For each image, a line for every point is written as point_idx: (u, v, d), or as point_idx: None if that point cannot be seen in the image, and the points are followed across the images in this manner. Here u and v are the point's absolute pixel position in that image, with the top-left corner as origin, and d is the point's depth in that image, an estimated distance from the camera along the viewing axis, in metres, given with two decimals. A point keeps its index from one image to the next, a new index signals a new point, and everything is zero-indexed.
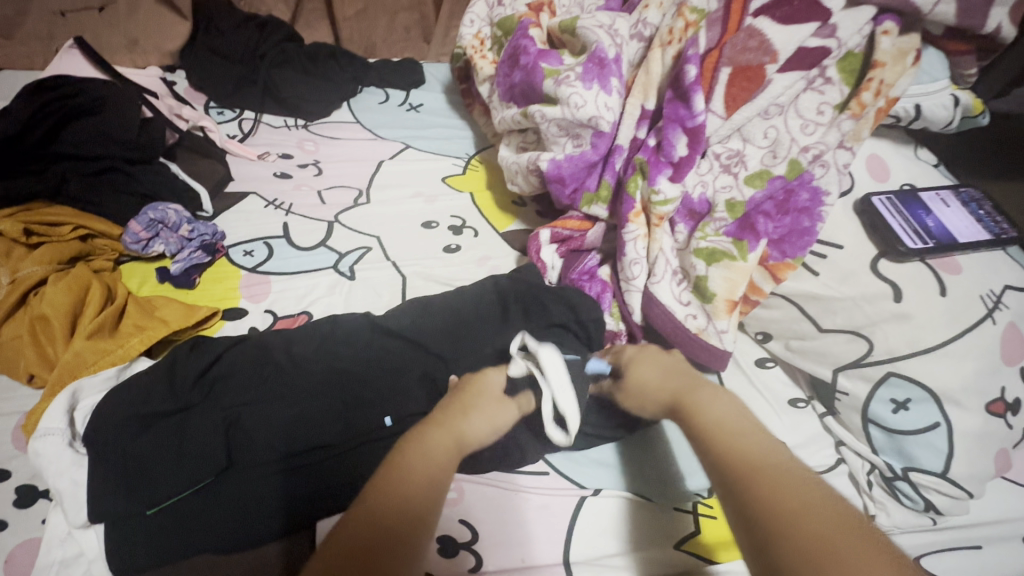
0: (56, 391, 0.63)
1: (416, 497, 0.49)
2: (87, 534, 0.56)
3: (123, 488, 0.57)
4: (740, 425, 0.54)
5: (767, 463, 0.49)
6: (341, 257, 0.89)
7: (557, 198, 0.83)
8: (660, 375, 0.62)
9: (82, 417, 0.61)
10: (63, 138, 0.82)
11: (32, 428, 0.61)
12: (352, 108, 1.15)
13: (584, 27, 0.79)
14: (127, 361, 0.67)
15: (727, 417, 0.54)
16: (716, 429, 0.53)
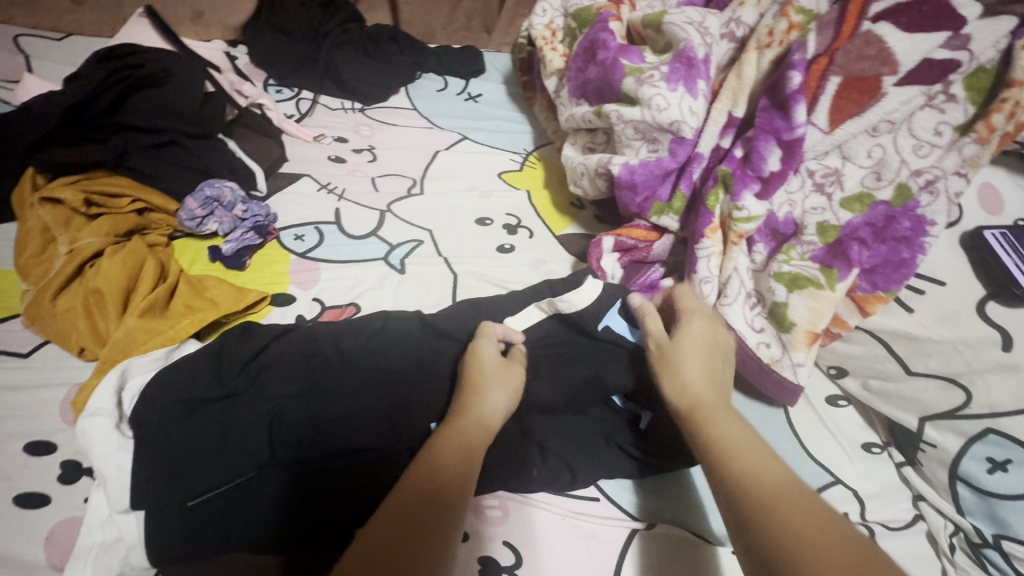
0: (107, 368, 0.62)
1: (435, 494, 0.47)
2: (126, 519, 0.54)
3: (166, 477, 0.55)
4: (750, 449, 0.48)
5: (781, 493, 0.43)
6: (392, 249, 0.87)
7: (624, 205, 0.77)
8: (683, 370, 0.56)
9: (130, 398, 0.60)
10: (126, 107, 0.80)
11: (83, 406, 0.60)
12: (410, 94, 1.12)
13: (671, 23, 0.73)
14: (177, 342, 0.66)
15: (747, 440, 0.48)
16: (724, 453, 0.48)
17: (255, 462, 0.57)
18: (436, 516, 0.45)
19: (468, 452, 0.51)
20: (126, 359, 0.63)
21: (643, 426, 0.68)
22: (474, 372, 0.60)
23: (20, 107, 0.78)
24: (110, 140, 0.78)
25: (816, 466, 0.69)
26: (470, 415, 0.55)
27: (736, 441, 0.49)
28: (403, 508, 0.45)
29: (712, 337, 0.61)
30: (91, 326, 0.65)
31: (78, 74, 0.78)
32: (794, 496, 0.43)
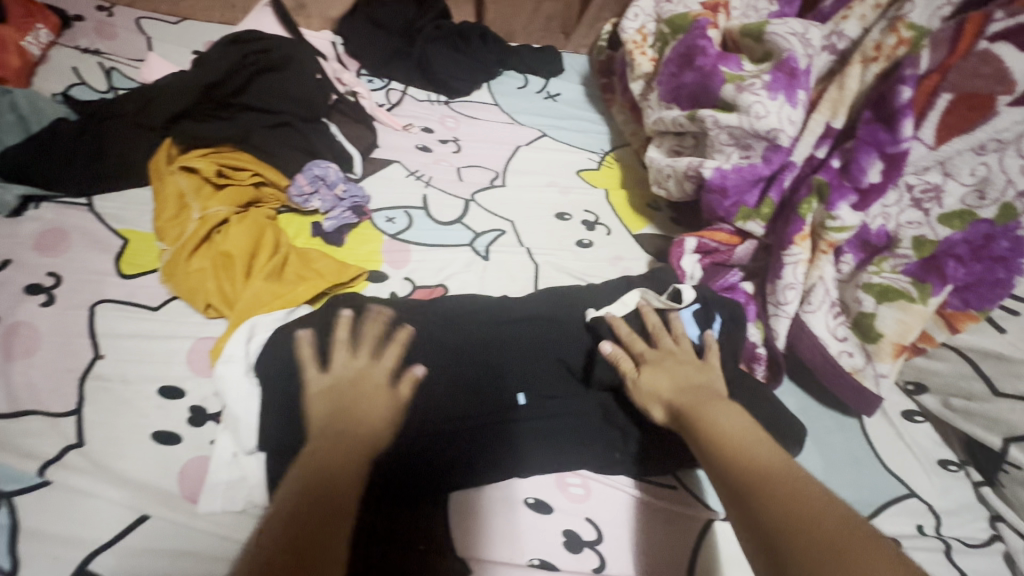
0: (235, 323, 0.69)
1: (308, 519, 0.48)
2: (250, 460, 0.60)
3: (284, 422, 0.61)
4: (759, 443, 0.52)
5: (775, 478, 0.48)
6: (477, 236, 0.91)
7: (711, 207, 0.79)
8: (664, 380, 0.62)
9: (257, 350, 0.66)
10: (253, 90, 0.88)
11: (218, 353, 0.68)
12: (492, 90, 1.17)
13: (774, 33, 0.74)
14: (292, 306, 0.71)
15: (738, 431, 0.54)
16: (723, 447, 0.52)
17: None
18: (319, 538, 0.47)
19: (339, 456, 0.53)
20: (249, 318, 0.69)
21: None
22: (357, 390, 0.60)
23: (164, 84, 0.88)
24: (237, 119, 0.86)
25: (891, 478, 0.69)
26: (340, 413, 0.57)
27: (737, 437, 0.53)
28: (306, 529, 0.47)
29: (676, 351, 0.66)
30: (218, 285, 0.72)
31: (217, 58, 0.87)
32: (787, 479, 0.48)
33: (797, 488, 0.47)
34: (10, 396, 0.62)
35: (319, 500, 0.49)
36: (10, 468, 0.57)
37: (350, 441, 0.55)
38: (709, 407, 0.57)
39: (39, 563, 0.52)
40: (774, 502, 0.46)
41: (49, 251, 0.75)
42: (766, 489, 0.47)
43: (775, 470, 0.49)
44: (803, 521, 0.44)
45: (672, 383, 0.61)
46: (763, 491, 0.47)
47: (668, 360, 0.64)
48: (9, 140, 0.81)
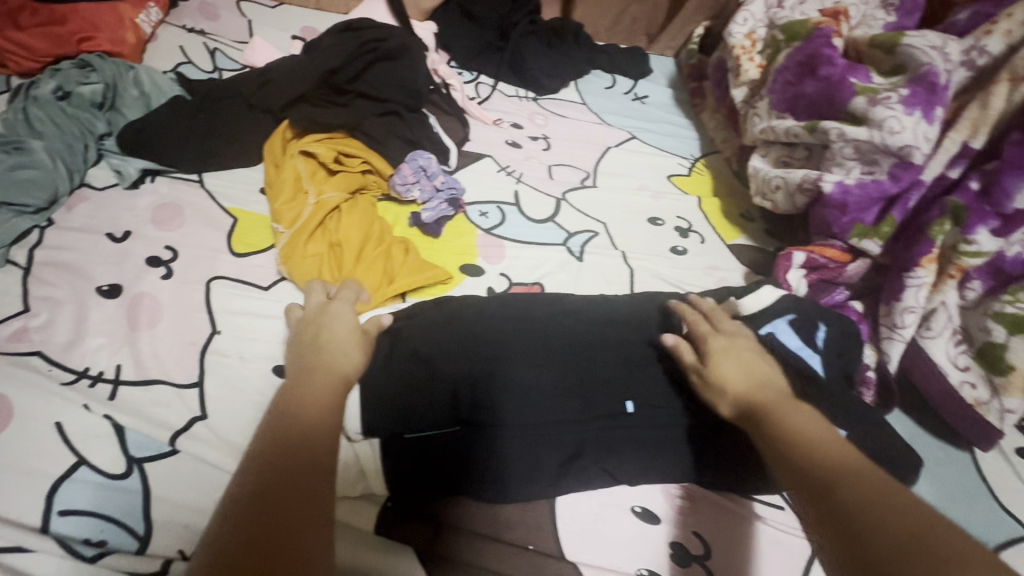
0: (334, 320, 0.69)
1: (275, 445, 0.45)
2: (362, 446, 0.60)
3: (396, 412, 0.61)
4: (840, 445, 0.47)
5: (850, 467, 0.44)
6: (570, 236, 0.90)
7: (825, 221, 0.77)
8: (731, 370, 0.57)
9: None
10: (364, 77, 0.89)
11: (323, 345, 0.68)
12: (580, 88, 1.16)
13: (911, 45, 0.71)
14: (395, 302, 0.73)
15: (814, 430, 0.49)
16: (794, 442, 0.48)
17: (454, 413, 0.62)
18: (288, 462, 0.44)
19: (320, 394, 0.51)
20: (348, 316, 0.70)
21: None
22: (321, 332, 0.59)
23: (279, 66, 0.89)
24: (349, 106, 0.88)
25: (1009, 517, 0.65)
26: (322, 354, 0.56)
27: (806, 431, 0.49)
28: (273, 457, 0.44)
29: (740, 337, 0.63)
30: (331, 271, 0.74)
31: (337, 44, 0.89)
32: (861, 468, 0.43)
33: (872, 479, 0.42)
34: (139, 365, 0.64)
35: (293, 430, 0.47)
36: (142, 435, 0.59)
37: (328, 380, 0.53)
38: (774, 400, 0.53)
39: (170, 532, 0.53)
40: (848, 492, 0.41)
41: (165, 225, 0.77)
42: (840, 477, 0.43)
43: (850, 462, 0.44)
44: (887, 523, 0.38)
45: (739, 368, 0.57)
46: (837, 480, 0.42)
47: (735, 347, 0.60)
48: (131, 116, 0.85)
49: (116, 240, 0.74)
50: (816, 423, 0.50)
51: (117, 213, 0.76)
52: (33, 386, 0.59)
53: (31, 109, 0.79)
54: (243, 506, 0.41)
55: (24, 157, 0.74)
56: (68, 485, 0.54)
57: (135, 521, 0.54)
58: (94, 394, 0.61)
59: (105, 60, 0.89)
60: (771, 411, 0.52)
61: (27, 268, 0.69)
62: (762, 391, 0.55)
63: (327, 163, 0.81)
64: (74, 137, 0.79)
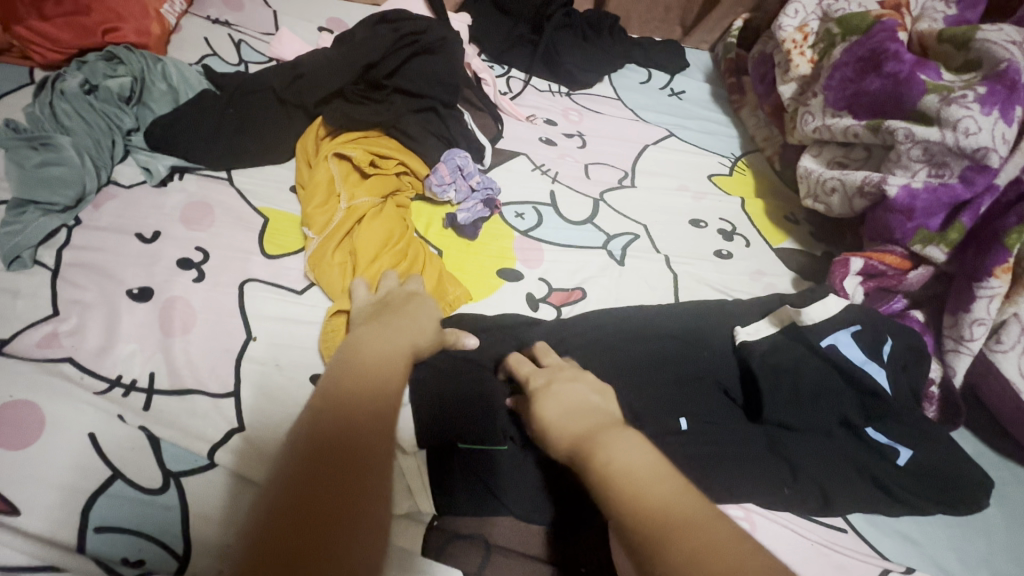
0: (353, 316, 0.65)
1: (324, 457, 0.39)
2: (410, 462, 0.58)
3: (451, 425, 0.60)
4: (657, 478, 0.39)
5: (676, 520, 0.36)
6: (610, 238, 0.86)
7: (886, 226, 0.73)
8: (554, 416, 0.49)
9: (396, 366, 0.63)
10: (402, 72, 0.86)
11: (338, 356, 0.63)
12: (614, 84, 1.11)
13: (988, 40, 0.68)
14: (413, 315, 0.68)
15: (631, 463, 0.41)
16: (612, 488, 0.40)
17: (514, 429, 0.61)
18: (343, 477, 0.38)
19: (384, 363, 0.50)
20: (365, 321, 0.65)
21: (900, 463, 0.62)
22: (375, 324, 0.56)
23: (313, 58, 0.86)
24: (386, 101, 0.85)
25: None
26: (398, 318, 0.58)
27: (620, 465, 0.41)
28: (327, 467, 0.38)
29: (565, 367, 0.57)
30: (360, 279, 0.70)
31: (377, 35, 0.86)
32: (685, 519, 0.36)
33: (702, 538, 0.35)
34: (173, 373, 0.61)
35: (361, 389, 0.46)
36: (178, 448, 0.56)
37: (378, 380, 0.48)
38: (596, 431, 0.45)
39: (208, 552, 0.51)
40: (672, 559, 0.34)
41: (194, 225, 0.74)
42: (661, 544, 0.35)
43: (677, 514, 0.37)
44: None
45: (558, 409, 0.49)
46: (662, 548, 0.35)
47: (557, 376, 0.54)
48: (159, 112, 0.83)
49: (145, 241, 0.71)
50: (643, 453, 0.42)
51: (145, 213, 0.74)
52: (67, 395, 0.57)
53: (59, 103, 0.77)
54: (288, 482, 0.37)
55: (53, 154, 0.72)
56: (103, 500, 0.52)
57: (174, 539, 0.51)
58: (128, 403, 0.58)
59: (132, 52, 0.85)
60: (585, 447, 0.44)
61: (56, 270, 0.66)
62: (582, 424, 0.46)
63: (361, 167, 0.78)
64: (101, 132, 0.77)
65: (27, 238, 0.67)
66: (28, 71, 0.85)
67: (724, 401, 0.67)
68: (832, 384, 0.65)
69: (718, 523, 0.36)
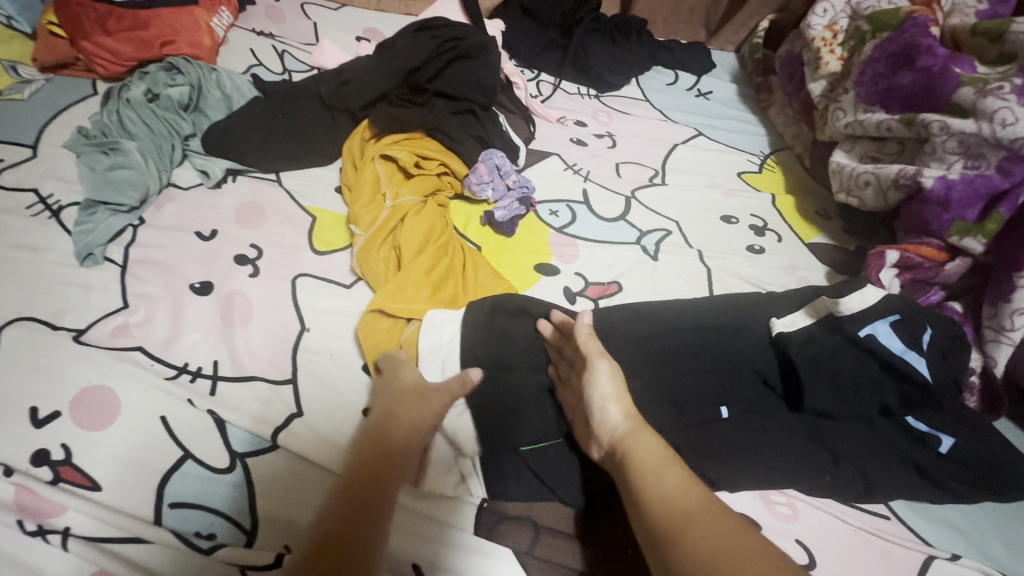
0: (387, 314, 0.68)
1: (339, 504, 0.45)
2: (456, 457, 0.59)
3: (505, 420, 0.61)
4: (674, 475, 0.46)
5: (674, 510, 0.43)
6: (643, 234, 0.88)
7: (922, 218, 0.74)
8: (599, 409, 0.55)
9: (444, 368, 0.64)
10: (442, 76, 0.89)
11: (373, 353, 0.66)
12: (641, 86, 1.14)
13: (1023, 32, 0.68)
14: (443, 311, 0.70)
15: (655, 461, 0.48)
16: (641, 477, 0.47)
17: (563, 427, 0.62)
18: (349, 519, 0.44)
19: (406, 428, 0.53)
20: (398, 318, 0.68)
21: (941, 451, 0.63)
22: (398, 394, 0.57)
23: (357, 65, 0.90)
24: (427, 105, 0.88)
25: None
26: (387, 422, 0.53)
27: (648, 461, 0.48)
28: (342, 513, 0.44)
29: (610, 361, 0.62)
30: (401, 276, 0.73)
31: (418, 42, 0.90)
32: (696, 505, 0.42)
33: (706, 516, 0.41)
34: (234, 361, 0.65)
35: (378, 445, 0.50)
36: (242, 430, 0.59)
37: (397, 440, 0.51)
38: (632, 435, 0.51)
39: (274, 528, 0.54)
40: (684, 535, 0.40)
41: (249, 224, 0.78)
42: (676, 522, 0.42)
43: (687, 502, 0.43)
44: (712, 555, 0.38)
45: (603, 400, 0.55)
46: (674, 527, 0.41)
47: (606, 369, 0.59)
48: (214, 117, 0.87)
49: (204, 238, 0.75)
50: (663, 453, 0.49)
51: (203, 212, 0.78)
52: (139, 381, 0.60)
53: (124, 111, 0.82)
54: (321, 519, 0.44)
55: (120, 158, 0.77)
56: (176, 478, 0.55)
57: (242, 515, 0.54)
58: (194, 388, 0.62)
59: (189, 62, 0.90)
60: (621, 448, 0.51)
61: (124, 266, 0.71)
62: (619, 421, 0.53)
63: (406, 167, 0.81)
64: (162, 137, 0.82)
65: (98, 236, 0.71)
66: (92, 82, 0.91)
67: (762, 389, 0.68)
68: (872, 373, 0.66)
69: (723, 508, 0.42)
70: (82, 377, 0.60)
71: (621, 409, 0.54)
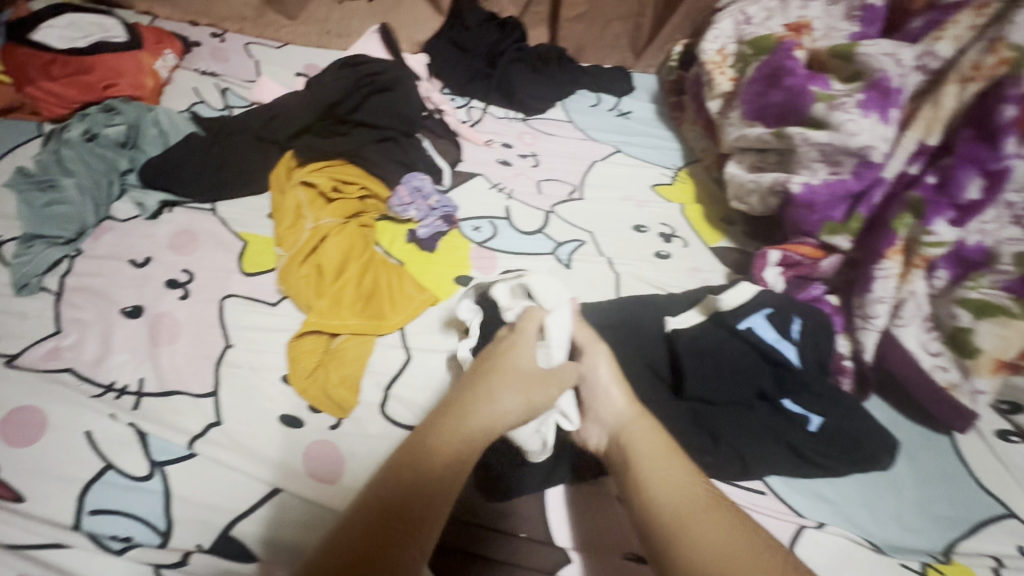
0: (307, 328, 0.73)
1: (392, 495, 0.47)
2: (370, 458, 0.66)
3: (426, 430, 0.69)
4: (681, 465, 0.53)
5: (685, 497, 0.49)
6: (558, 246, 0.95)
7: (796, 221, 0.82)
8: (602, 396, 0.63)
9: (390, 396, 0.72)
10: (362, 107, 0.98)
11: (296, 366, 0.72)
12: (566, 108, 1.22)
13: (867, 54, 0.77)
14: (360, 322, 0.76)
15: (659, 447, 0.55)
16: (648, 461, 0.54)
17: None
18: (395, 522, 0.45)
19: (479, 424, 0.54)
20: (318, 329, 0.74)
21: (811, 429, 0.69)
22: (491, 373, 0.59)
23: (285, 101, 0.98)
24: (349, 134, 0.95)
25: (984, 496, 0.69)
26: (467, 406, 0.55)
27: (652, 445, 0.56)
28: (387, 507, 0.46)
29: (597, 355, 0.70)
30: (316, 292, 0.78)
31: (339, 79, 0.99)
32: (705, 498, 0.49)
33: (717, 512, 0.48)
34: (159, 377, 0.69)
35: (435, 442, 0.52)
36: (162, 440, 0.64)
37: (458, 433, 0.53)
38: (633, 422, 0.59)
39: (191, 527, 0.58)
40: (696, 527, 0.46)
41: (182, 251, 0.83)
42: (688, 511, 0.48)
43: (696, 494, 0.50)
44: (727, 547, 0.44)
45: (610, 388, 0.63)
46: (686, 514, 0.47)
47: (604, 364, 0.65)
48: (151, 152, 0.93)
49: (138, 265, 0.80)
50: (664, 441, 0.56)
51: (138, 242, 0.83)
52: (66, 399, 0.65)
53: (63, 150, 0.88)
54: (364, 506, 0.46)
55: (58, 195, 0.83)
56: (97, 487, 0.60)
57: (159, 518, 0.59)
58: (119, 404, 0.67)
59: (127, 103, 0.97)
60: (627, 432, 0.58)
61: (59, 294, 0.76)
62: (623, 407, 0.60)
63: (325, 192, 0.88)
64: (100, 174, 0.87)
65: (34, 267, 0.76)
66: (37, 124, 0.97)
67: (654, 379, 0.74)
68: (750, 362, 0.72)
69: (729, 504, 0.49)
70: (12, 398, 0.64)
71: (622, 395, 0.62)
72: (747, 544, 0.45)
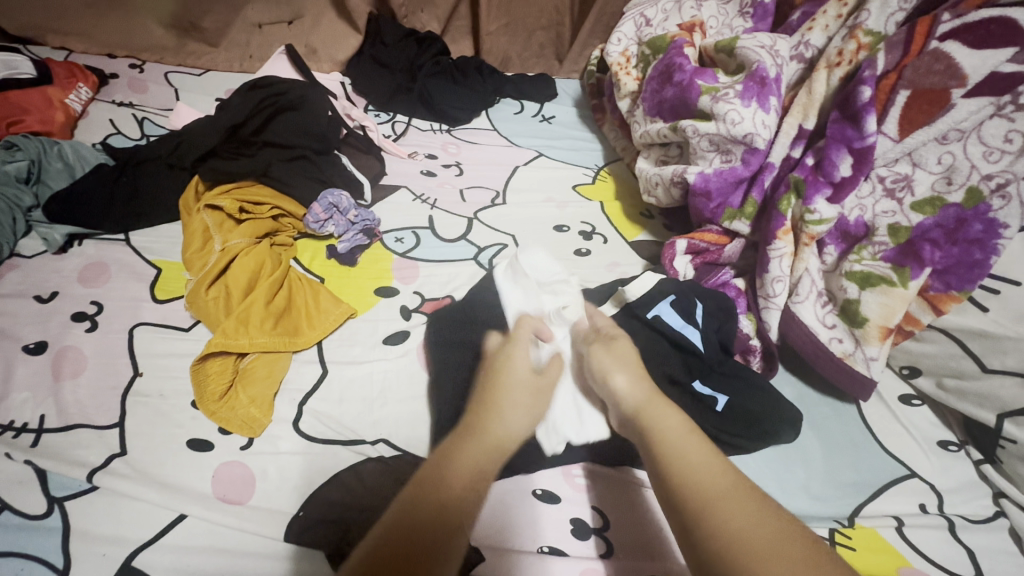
0: (209, 350, 0.72)
1: (416, 529, 0.46)
2: (282, 475, 0.65)
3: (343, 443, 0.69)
4: (698, 451, 0.51)
5: (704, 490, 0.48)
6: (481, 250, 0.96)
7: (698, 210, 0.85)
8: (614, 377, 0.60)
9: (305, 411, 0.72)
10: (271, 128, 1.00)
11: (202, 390, 0.71)
12: (490, 117, 1.25)
13: (744, 47, 0.81)
14: (266, 337, 0.76)
15: (673, 434, 0.53)
16: (661, 448, 0.52)
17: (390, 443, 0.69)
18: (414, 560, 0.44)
19: (501, 441, 0.54)
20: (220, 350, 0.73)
21: (719, 409, 0.71)
22: (497, 385, 0.59)
23: (189, 128, 0.99)
24: (259, 155, 0.97)
25: (890, 459, 0.71)
26: (479, 425, 0.55)
27: (665, 432, 0.53)
28: (408, 546, 0.45)
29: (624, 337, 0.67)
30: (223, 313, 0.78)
31: (242, 100, 0.99)
32: (723, 488, 0.48)
33: (737, 502, 0.46)
34: (62, 412, 0.68)
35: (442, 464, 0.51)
36: (62, 476, 0.62)
37: (484, 454, 0.52)
38: (651, 408, 0.56)
39: (88, 561, 0.56)
40: (714, 520, 0.45)
41: (91, 283, 0.82)
42: (708, 503, 0.47)
43: (714, 483, 0.48)
44: (746, 540, 0.44)
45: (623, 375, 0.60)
46: (703, 506, 0.46)
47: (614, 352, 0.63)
48: (57, 187, 0.93)
49: (43, 301, 0.79)
50: (683, 426, 0.54)
51: (45, 277, 0.82)
52: None
53: None
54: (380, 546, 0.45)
55: None
56: None
57: (54, 555, 0.56)
58: (17, 443, 0.65)
59: (28, 138, 0.96)
60: (643, 417, 0.56)
61: None
62: (632, 393, 0.58)
63: (232, 214, 0.88)
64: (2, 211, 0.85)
65: None
66: None
67: None
68: (659, 350, 0.73)
69: (747, 486, 0.48)
70: None
71: (630, 383, 0.59)
72: (762, 533, 0.44)
